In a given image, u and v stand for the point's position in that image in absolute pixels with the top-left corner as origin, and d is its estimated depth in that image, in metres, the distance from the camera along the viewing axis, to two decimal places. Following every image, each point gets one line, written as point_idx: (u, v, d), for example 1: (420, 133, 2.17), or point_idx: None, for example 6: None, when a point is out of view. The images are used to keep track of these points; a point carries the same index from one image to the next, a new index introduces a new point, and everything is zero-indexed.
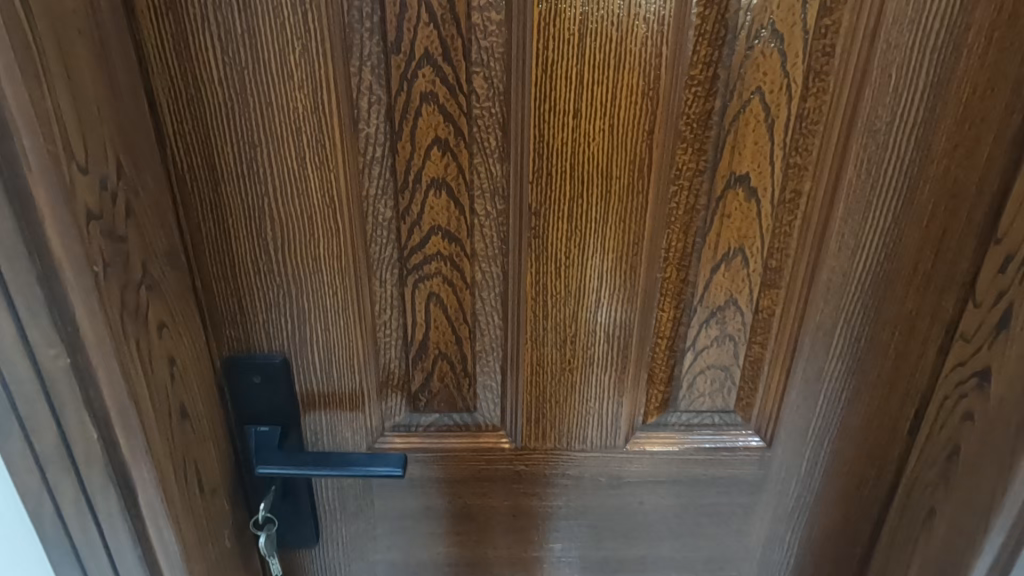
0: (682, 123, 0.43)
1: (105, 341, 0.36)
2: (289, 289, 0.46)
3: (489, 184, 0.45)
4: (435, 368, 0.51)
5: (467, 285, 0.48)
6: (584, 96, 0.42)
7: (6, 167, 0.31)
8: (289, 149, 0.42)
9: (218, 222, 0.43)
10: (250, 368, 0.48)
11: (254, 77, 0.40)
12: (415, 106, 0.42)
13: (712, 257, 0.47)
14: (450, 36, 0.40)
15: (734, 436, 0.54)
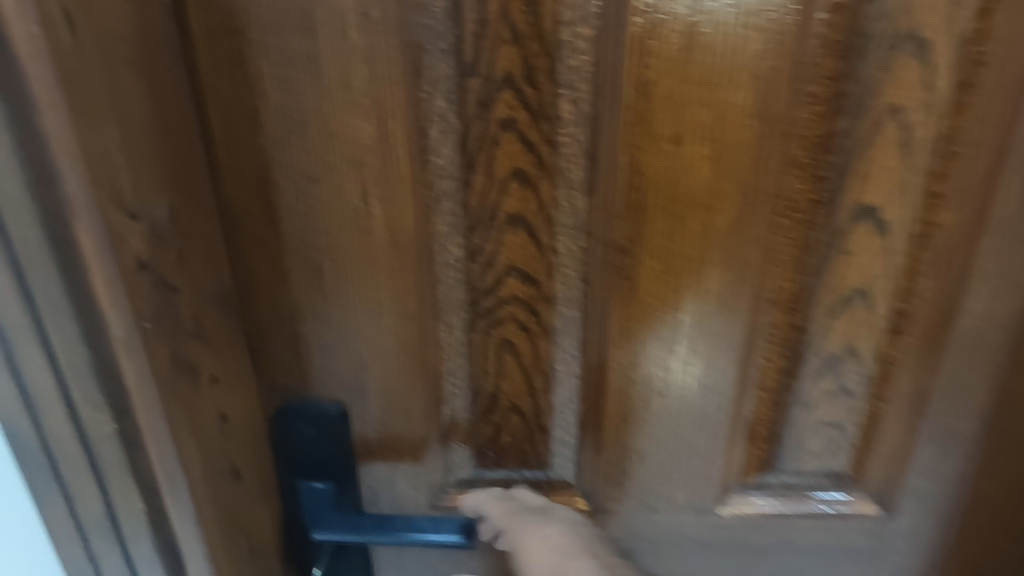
0: (799, 147, 0.37)
1: (154, 404, 0.32)
2: (348, 335, 0.42)
3: (572, 220, 0.40)
4: (506, 422, 0.46)
5: (543, 330, 0.43)
6: (686, 119, 0.36)
7: (50, 215, 0.28)
8: (351, 185, 0.37)
9: (274, 265, 0.39)
10: (304, 418, 0.44)
11: (316, 105, 0.35)
12: (493, 134, 0.37)
13: (829, 300, 0.41)
14: (534, 56, 0.35)
15: (845, 501, 0.47)
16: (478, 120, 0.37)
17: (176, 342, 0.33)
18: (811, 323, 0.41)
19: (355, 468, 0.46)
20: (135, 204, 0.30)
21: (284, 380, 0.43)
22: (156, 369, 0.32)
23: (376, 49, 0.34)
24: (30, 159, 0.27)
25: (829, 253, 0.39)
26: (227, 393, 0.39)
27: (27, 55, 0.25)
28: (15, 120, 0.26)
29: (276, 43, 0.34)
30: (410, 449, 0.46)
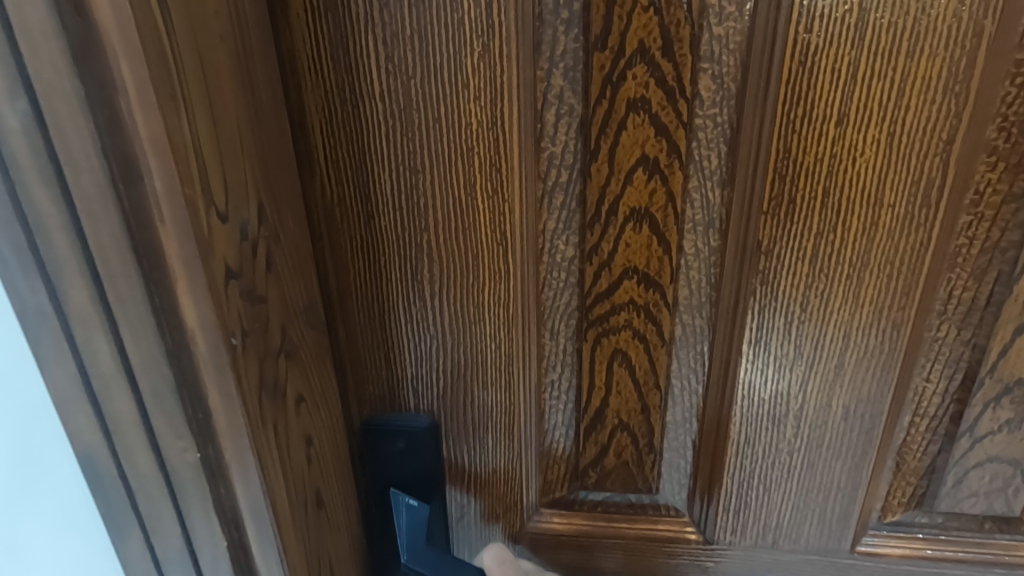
0: (995, 129, 0.30)
1: (241, 433, 0.28)
2: (444, 343, 0.37)
3: (704, 216, 0.34)
4: (612, 441, 0.41)
5: (663, 341, 0.38)
6: (855, 96, 0.30)
7: (134, 217, 0.24)
8: (457, 178, 0.33)
9: (370, 266, 0.35)
10: (394, 429, 0.39)
11: (423, 87, 0.31)
12: (619, 117, 0.32)
13: (1016, 315, 0.34)
14: (675, 24, 0.30)
15: (1009, 548, 0.41)
16: (602, 101, 0.32)
17: (264, 360, 0.29)
18: (990, 341, 0.35)
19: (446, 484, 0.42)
20: (225, 206, 0.26)
21: (372, 391, 0.39)
22: (247, 392, 0.28)
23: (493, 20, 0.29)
24: (116, 152, 0.23)
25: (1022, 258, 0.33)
26: (314, 411, 0.34)
27: (113, 28, 0.21)
28: (100, 106, 0.22)
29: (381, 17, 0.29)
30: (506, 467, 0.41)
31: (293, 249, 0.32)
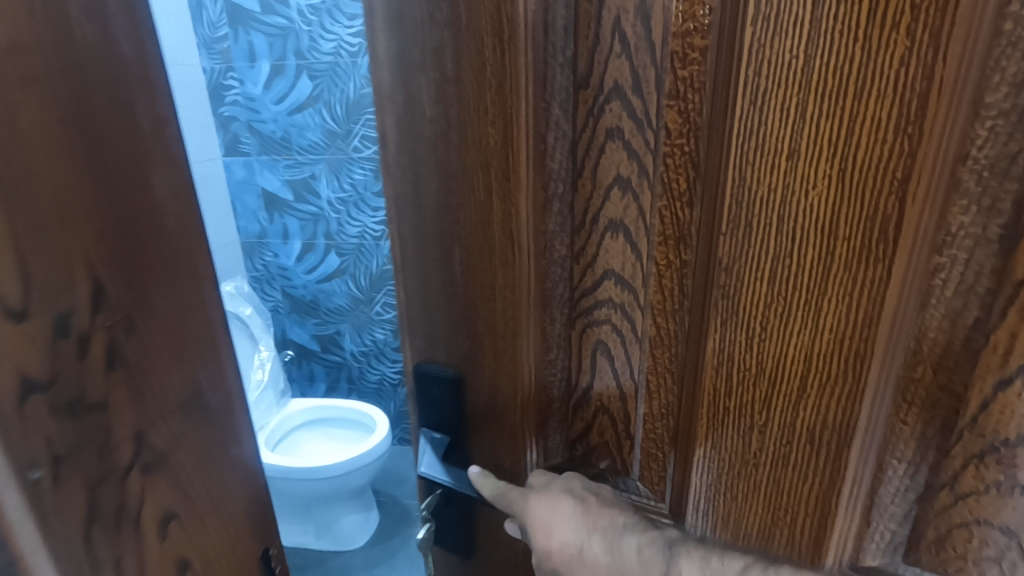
0: (963, 168, 0.30)
1: (61, 546, 0.29)
2: (467, 313, 0.48)
3: (676, 232, 0.39)
4: (596, 421, 0.50)
5: (637, 335, 0.45)
6: (805, 132, 0.32)
7: None
8: (478, 186, 0.43)
9: (428, 252, 0.48)
10: (431, 376, 0.53)
11: (460, 116, 0.42)
12: (600, 143, 0.42)
13: (997, 366, 0.31)
14: (643, 66, 0.38)
15: None
16: (586, 128, 0.42)
17: (105, 480, 0.31)
18: (969, 392, 0.33)
19: (466, 437, 0.54)
20: (26, 305, 0.26)
21: (434, 347, 0.52)
22: (73, 498, 0.29)
23: (506, 61, 0.39)
24: None
25: (995, 304, 0.31)
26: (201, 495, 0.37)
27: None
28: None
29: (437, 68, 0.42)
30: (510, 434, 0.51)
31: (147, 339, 0.32)
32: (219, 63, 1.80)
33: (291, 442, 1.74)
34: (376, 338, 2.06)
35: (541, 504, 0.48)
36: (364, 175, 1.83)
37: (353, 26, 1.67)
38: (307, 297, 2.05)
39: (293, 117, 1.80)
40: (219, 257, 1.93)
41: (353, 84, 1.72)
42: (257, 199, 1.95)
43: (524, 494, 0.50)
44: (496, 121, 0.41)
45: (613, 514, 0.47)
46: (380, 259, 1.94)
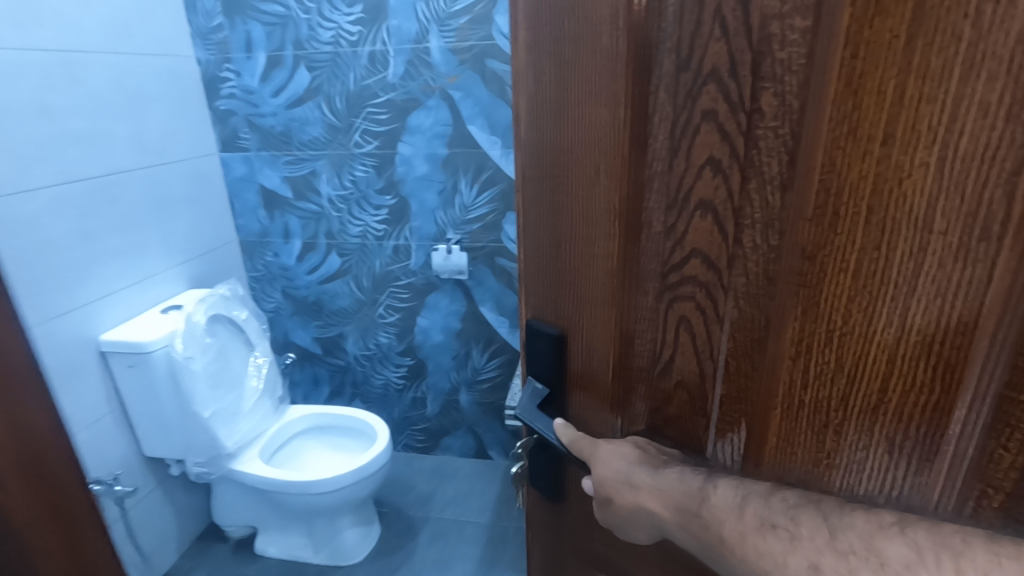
0: None
1: None
2: (565, 279, 0.50)
3: (763, 215, 0.36)
4: (675, 396, 0.46)
5: (719, 321, 0.41)
6: (902, 118, 0.27)
7: None
8: (583, 157, 0.44)
9: (536, 213, 0.50)
10: (539, 332, 0.55)
11: (579, 87, 0.43)
12: (695, 124, 0.38)
13: None
14: (741, 50, 0.34)
15: None
16: (686, 108, 0.38)
17: None
18: None
19: (564, 397, 0.55)
20: None
21: (540, 306, 0.54)
22: None
23: (622, 43, 0.39)
24: None
25: None
26: None
27: None
28: None
29: (557, 37, 0.43)
30: (607, 401, 0.51)
31: None
32: (215, 54, 1.73)
33: (291, 450, 1.71)
34: (380, 341, 2.01)
35: (606, 453, 0.49)
36: (366, 172, 1.78)
37: (353, 14, 1.61)
38: (309, 299, 2.00)
39: (292, 111, 1.74)
40: (219, 257, 1.88)
41: (353, 74, 1.67)
42: (257, 196, 1.89)
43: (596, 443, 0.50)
44: (604, 101, 0.41)
45: (666, 475, 0.44)
46: (383, 260, 1.88)
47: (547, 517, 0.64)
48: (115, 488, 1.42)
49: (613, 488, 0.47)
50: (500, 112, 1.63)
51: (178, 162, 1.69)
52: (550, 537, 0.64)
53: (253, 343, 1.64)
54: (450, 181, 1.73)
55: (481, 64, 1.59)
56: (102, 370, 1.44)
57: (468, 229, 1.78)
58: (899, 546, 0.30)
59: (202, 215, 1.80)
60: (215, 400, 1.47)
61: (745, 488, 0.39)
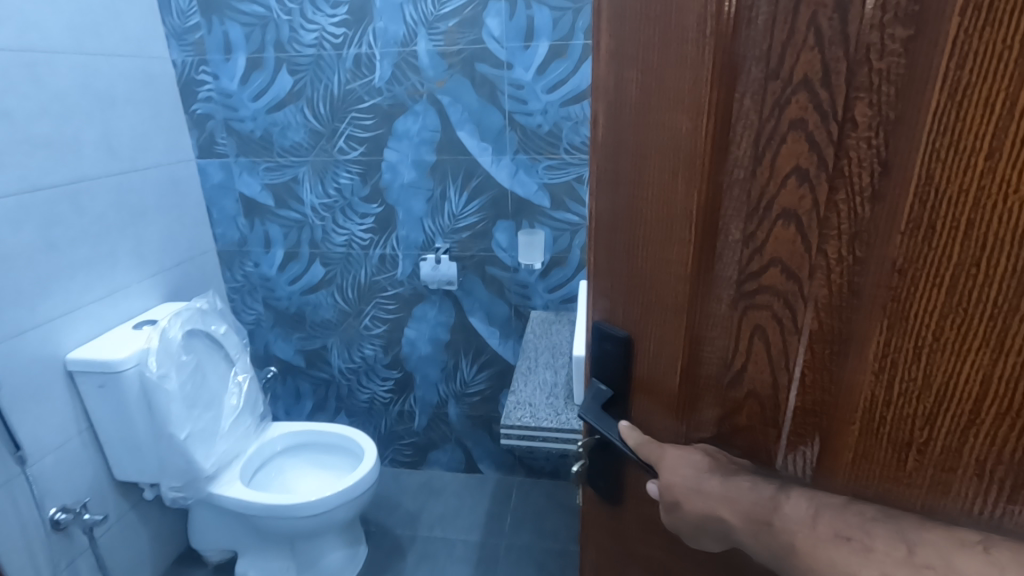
0: None
1: None
2: (633, 284, 0.50)
3: (851, 227, 0.36)
4: (743, 405, 0.45)
5: (796, 330, 0.41)
6: (1010, 132, 0.28)
7: None
8: (661, 163, 0.44)
9: (611, 218, 0.51)
10: (607, 334, 0.54)
11: (662, 95, 0.42)
12: (782, 133, 0.38)
13: None
14: (837, 62, 0.34)
15: None
16: (771, 119, 0.38)
17: None
18: None
19: (629, 401, 0.55)
20: None
21: (609, 309, 0.54)
22: None
23: (709, 52, 0.39)
24: None
25: None
26: None
27: None
28: None
29: (642, 45, 0.43)
30: (675, 408, 0.50)
31: None
32: (191, 56, 1.65)
33: (274, 470, 1.64)
34: (365, 353, 1.95)
35: (674, 459, 0.49)
36: (351, 179, 1.71)
37: (337, 15, 1.54)
38: (292, 310, 1.92)
39: (273, 115, 1.67)
40: (195, 268, 1.79)
41: (337, 77, 1.60)
42: (236, 204, 1.81)
43: (662, 447, 0.50)
44: (687, 110, 0.41)
45: (738, 482, 0.45)
46: (369, 269, 1.82)
47: (608, 518, 0.64)
48: (83, 517, 1.34)
49: (682, 492, 0.48)
50: (490, 117, 1.58)
51: (152, 168, 1.61)
52: (610, 537, 0.65)
53: (233, 358, 1.58)
54: (439, 188, 1.68)
55: (471, 68, 1.54)
56: (70, 391, 1.36)
57: (457, 238, 1.73)
58: (980, 563, 0.32)
59: (177, 224, 1.71)
60: (191, 421, 1.39)
61: (819, 501, 0.40)
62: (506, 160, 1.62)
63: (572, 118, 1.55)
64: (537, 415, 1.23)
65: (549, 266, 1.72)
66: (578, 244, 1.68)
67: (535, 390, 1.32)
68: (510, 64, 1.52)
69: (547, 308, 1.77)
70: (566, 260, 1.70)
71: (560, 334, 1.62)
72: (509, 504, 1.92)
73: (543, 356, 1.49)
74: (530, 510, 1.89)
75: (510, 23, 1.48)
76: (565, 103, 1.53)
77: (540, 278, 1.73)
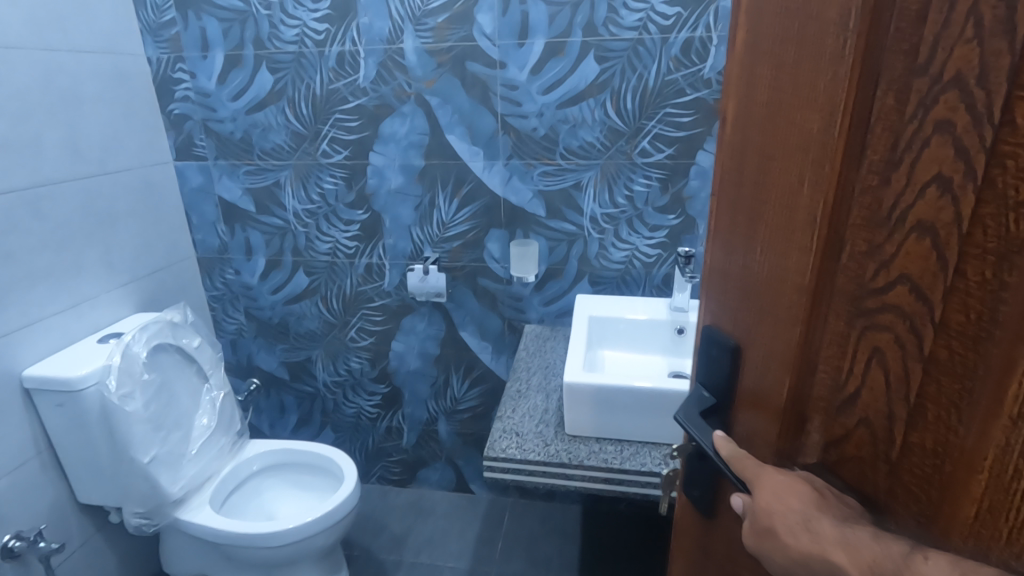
0: None
1: None
2: (747, 288, 0.45)
3: (1000, 246, 0.28)
4: (852, 434, 0.38)
5: (923, 360, 0.32)
6: None
7: None
8: (787, 158, 0.39)
9: (733, 215, 0.46)
10: (717, 339, 0.50)
11: (796, 91, 0.38)
12: (924, 137, 0.30)
13: None
14: (1000, 55, 0.26)
15: None
16: (914, 120, 0.31)
17: None
18: None
19: (733, 413, 0.49)
20: None
21: (723, 311, 0.49)
22: None
23: (851, 43, 0.33)
24: None
25: None
26: None
27: None
28: None
29: (784, 36, 0.38)
30: (778, 428, 0.44)
31: None
32: (166, 53, 1.56)
33: (251, 492, 1.55)
34: (351, 366, 1.85)
35: (777, 484, 0.41)
36: (335, 184, 1.62)
37: (319, 11, 1.44)
38: (275, 320, 1.83)
39: (254, 116, 1.58)
40: (172, 276, 1.70)
41: (320, 76, 1.51)
42: (216, 209, 1.72)
43: (763, 466, 0.44)
44: (819, 107, 0.36)
45: (856, 530, 0.36)
46: (354, 279, 1.72)
47: (705, 532, 0.58)
48: (39, 545, 1.24)
49: (782, 523, 0.40)
50: (482, 120, 1.48)
51: (124, 172, 1.52)
52: (708, 551, 0.58)
53: (207, 373, 1.49)
54: (427, 195, 1.58)
55: (461, 67, 1.44)
56: (26, 411, 1.27)
57: (447, 247, 1.63)
58: None
59: (152, 230, 1.62)
60: (157, 443, 1.30)
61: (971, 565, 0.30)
62: (499, 165, 1.52)
63: (569, 121, 1.44)
64: (524, 447, 1.12)
65: (544, 278, 1.61)
66: (574, 255, 1.57)
67: (523, 417, 1.22)
68: (502, 63, 1.42)
69: (542, 323, 1.66)
70: (563, 273, 1.60)
71: (554, 352, 1.51)
72: (501, 528, 1.82)
73: (535, 376, 1.39)
74: (522, 536, 1.79)
75: (502, 19, 1.38)
76: (562, 105, 1.43)
77: (534, 291, 1.63)
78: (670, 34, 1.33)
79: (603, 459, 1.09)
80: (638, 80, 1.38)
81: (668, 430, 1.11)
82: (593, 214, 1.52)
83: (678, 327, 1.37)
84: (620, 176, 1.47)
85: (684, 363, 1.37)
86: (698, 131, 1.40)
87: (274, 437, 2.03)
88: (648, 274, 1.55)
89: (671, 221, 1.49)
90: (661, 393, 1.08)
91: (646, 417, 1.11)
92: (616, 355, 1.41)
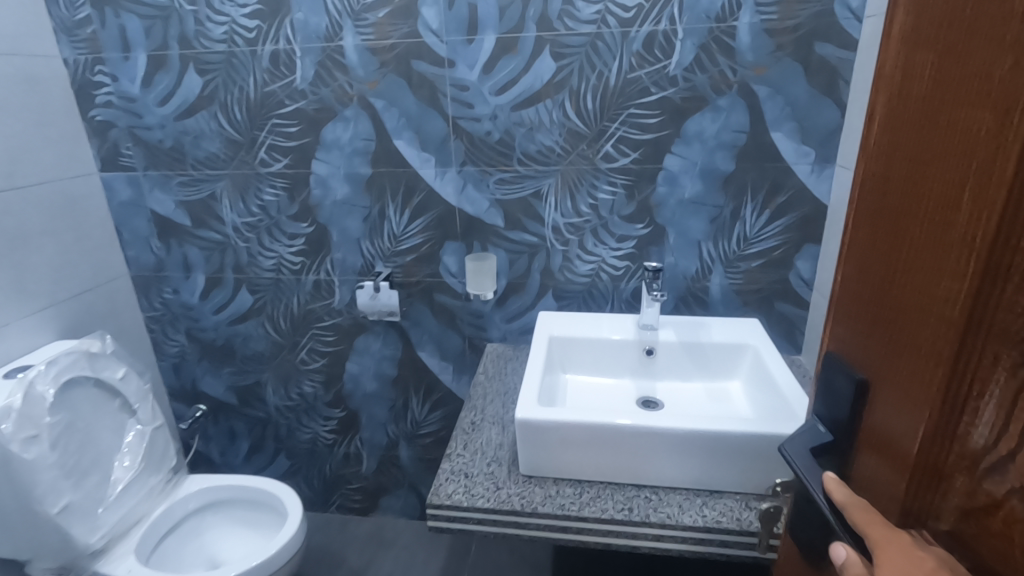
0: None
1: None
2: (880, 313, 0.37)
3: None
4: (1007, 516, 0.28)
5: None
6: None
7: None
8: (947, 157, 0.30)
9: (871, 222, 0.37)
10: (837, 371, 0.41)
11: (960, 74, 0.29)
12: None
13: None
14: None
15: None
16: None
17: None
18: None
19: (850, 454, 0.40)
20: None
21: (851, 339, 0.40)
22: None
23: None
24: None
25: None
26: None
27: None
28: None
29: (951, 5, 0.30)
30: (905, 483, 0.34)
31: None
32: (84, 54, 1.42)
33: (190, 533, 1.41)
34: (304, 390, 1.72)
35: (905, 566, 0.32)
36: (276, 196, 1.49)
37: (249, 6, 1.31)
38: (219, 342, 1.70)
39: (184, 122, 1.44)
40: (101, 298, 1.56)
41: (253, 78, 1.38)
42: (149, 224, 1.58)
43: (888, 529, 0.35)
44: (994, 97, 0.27)
45: None
46: (302, 297, 1.59)
47: None
48: None
49: None
50: (431, 124, 1.36)
51: (39, 186, 1.39)
52: None
53: (133, 407, 1.37)
54: (376, 206, 1.46)
55: (406, 66, 1.32)
56: None
57: (400, 262, 1.51)
58: None
59: (75, 248, 1.48)
60: (75, 489, 1.18)
61: None
62: (452, 173, 1.40)
63: (526, 124, 1.32)
64: (473, 492, 1.00)
65: (505, 294, 1.50)
66: (537, 268, 1.46)
67: (475, 456, 1.09)
68: (451, 61, 1.30)
69: (505, 341, 1.55)
70: (525, 287, 1.48)
71: (514, 376, 1.39)
72: (466, 560, 1.71)
73: (491, 405, 1.26)
74: (489, 568, 1.68)
75: (449, 13, 1.26)
76: (517, 107, 1.31)
77: (495, 307, 1.51)
78: (632, 27, 1.22)
79: (560, 505, 0.97)
80: (598, 79, 1.26)
81: (631, 469, 1.00)
82: (555, 224, 1.40)
83: (646, 347, 1.27)
84: (583, 183, 1.36)
85: (654, 387, 1.26)
86: (665, 133, 1.29)
87: (225, 466, 1.89)
88: (616, 288, 1.44)
89: (639, 230, 1.38)
90: (626, 430, 0.97)
91: (606, 455, 1.00)
92: (581, 379, 1.29)
